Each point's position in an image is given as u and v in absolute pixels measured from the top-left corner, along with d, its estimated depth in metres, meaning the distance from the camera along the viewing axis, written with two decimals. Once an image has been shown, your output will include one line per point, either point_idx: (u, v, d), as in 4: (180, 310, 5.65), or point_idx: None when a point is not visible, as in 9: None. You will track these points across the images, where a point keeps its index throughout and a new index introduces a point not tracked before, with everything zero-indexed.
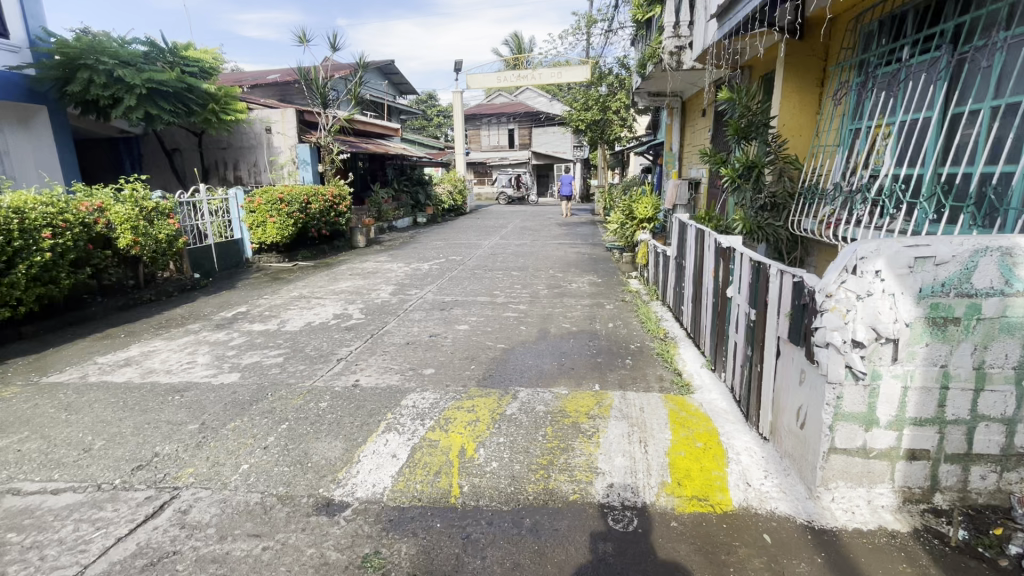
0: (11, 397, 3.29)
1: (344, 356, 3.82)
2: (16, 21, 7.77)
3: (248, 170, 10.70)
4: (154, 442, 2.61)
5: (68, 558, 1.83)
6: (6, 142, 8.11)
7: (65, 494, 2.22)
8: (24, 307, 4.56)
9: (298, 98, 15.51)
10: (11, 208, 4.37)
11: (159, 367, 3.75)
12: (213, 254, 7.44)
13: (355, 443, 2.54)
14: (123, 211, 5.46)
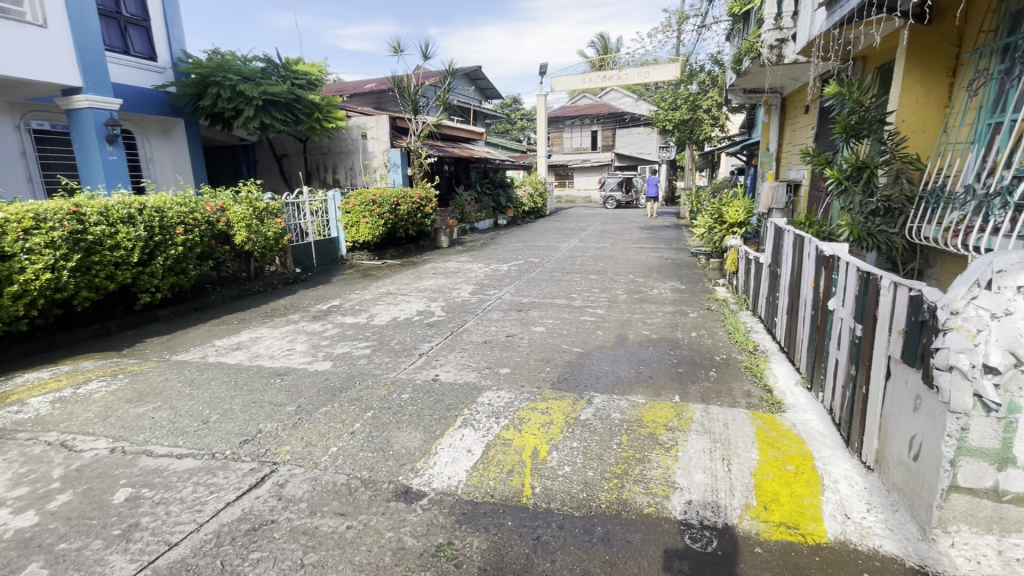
0: (148, 371, 3.80)
1: (425, 351, 3.99)
2: (162, 46, 9.05)
3: (345, 174, 11.52)
4: (259, 420, 2.89)
5: (188, 516, 2.08)
6: (151, 150, 9.44)
7: (186, 458, 2.52)
8: (160, 293, 5.24)
9: (392, 106, 16.43)
10: (153, 208, 5.07)
11: (265, 352, 4.15)
12: (312, 251, 8.09)
13: (433, 435, 2.65)
14: (240, 211, 6.12)
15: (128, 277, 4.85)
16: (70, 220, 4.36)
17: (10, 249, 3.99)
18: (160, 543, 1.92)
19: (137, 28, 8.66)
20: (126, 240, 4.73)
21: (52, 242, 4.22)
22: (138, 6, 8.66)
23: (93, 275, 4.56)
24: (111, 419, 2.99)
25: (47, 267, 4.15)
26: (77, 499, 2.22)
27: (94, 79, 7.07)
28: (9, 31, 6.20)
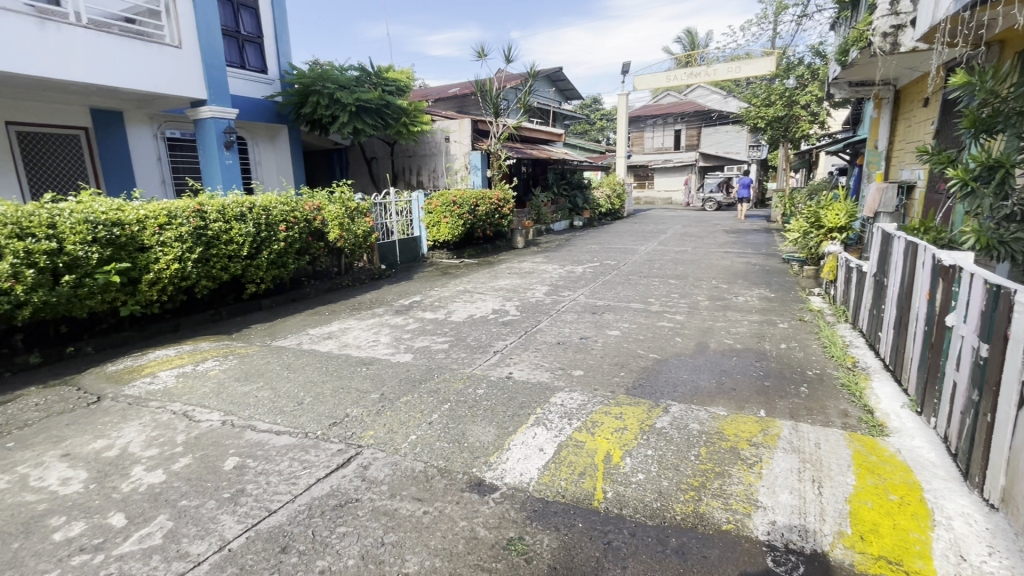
0: (253, 354, 4.22)
1: (499, 349, 4.07)
2: (272, 59, 9.96)
3: (428, 176, 12.03)
4: (347, 405, 3.11)
5: (285, 487, 2.28)
6: (259, 154, 10.42)
7: (283, 435, 2.77)
8: (264, 284, 5.78)
9: (474, 109, 16.91)
10: (261, 207, 5.61)
11: (352, 342, 4.44)
12: (396, 249, 8.52)
13: (507, 431, 2.70)
14: (335, 210, 6.60)
15: (239, 269, 5.40)
16: (194, 217, 4.94)
17: (147, 242, 4.60)
18: (262, 508, 2.13)
19: (251, 45, 9.63)
20: (238, 236, 5.28)
21: (180, 236, 4.81)
22: (254, 24, 9.63)
23: (211, 266, 5.14)
24: (223, 394, 3.36)
25: (175, 258, 4.74)
26: (196, 463, 2.52)
27: (216, 91, 7.92)
28: (154, 52, 7.13)
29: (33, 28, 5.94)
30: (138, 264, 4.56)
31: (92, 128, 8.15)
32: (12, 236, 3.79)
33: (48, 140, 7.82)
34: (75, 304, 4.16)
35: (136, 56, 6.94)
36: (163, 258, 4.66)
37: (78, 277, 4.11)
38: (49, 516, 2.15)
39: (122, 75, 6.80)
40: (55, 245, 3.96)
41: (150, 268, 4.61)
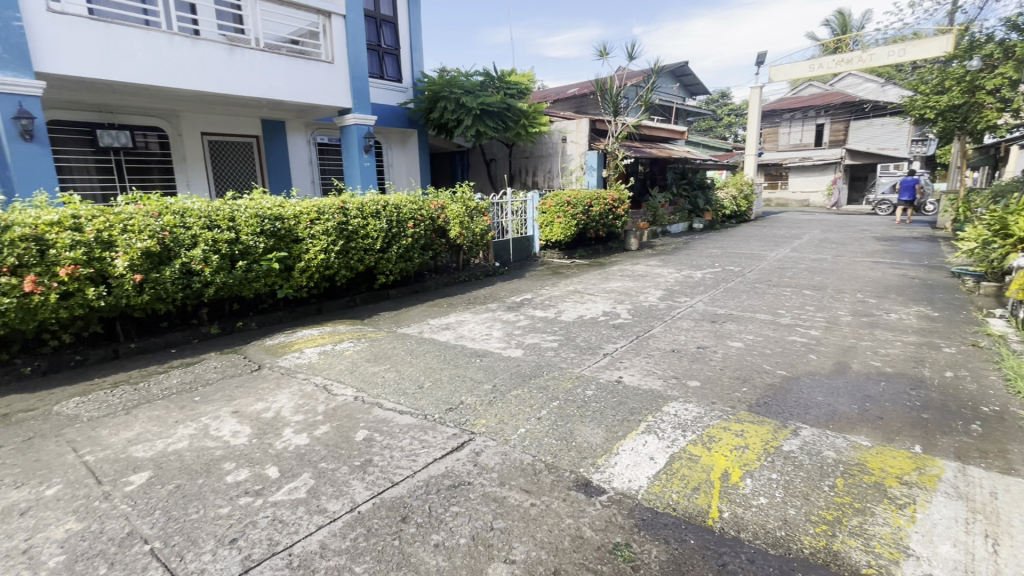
0: (381, 338, 4.64)
1: (609, 352, 4.01)
2: (407, 69, 10.81)
3: (543, 176, 12.21)
4: (461, 393, 3.29)
5: (406, 463, 2.48)
6: (392, 158, 11.44)
7: (406, 415, 3.01)
8: (392, 276, 6.31)
9: (592, 109, 16.82)
10: (393, 205, 6.14)
11: (468, 334, 4.68)
12: (510, 247, 8.77)
13: (616, 435, 2.66)
14: (456, 209, 6.99)
15: (372, 261, 5.96)
16: (339, 213, 5.56)
17: (301, 234, 5.27)
18: (386, 479, 2.35)
19: (390, 57, 10.58)
20: (373, 231, 5.85)
21: (327, 230, 5.44)
22: (393, 38, 10.57)
23: (350, 258, 5.73)
24: (356, 372, 3.75)
25: (322, 249, 5.37)
26: (333, 431, 2.85)
27: (360, 101, 8.81)
28: (312, 68, 8.13)
29: (224, 53, 7.11)
30: (293, 253, 5.25)
31: (261, 137, 9.50)
32: (204, 228, 4.59)
33: (230, 146, 9.30)
34: (246, 286, 4.92)
35: (299, 72, 7.97)
36: (313, 249, 5.31)
37: (248, 263, 4.87)
38: (223, 461, 2.58)
39: (288, 89, 7.86)
40: (233, 235, 4.71)
41: (302, 257, 5.28)
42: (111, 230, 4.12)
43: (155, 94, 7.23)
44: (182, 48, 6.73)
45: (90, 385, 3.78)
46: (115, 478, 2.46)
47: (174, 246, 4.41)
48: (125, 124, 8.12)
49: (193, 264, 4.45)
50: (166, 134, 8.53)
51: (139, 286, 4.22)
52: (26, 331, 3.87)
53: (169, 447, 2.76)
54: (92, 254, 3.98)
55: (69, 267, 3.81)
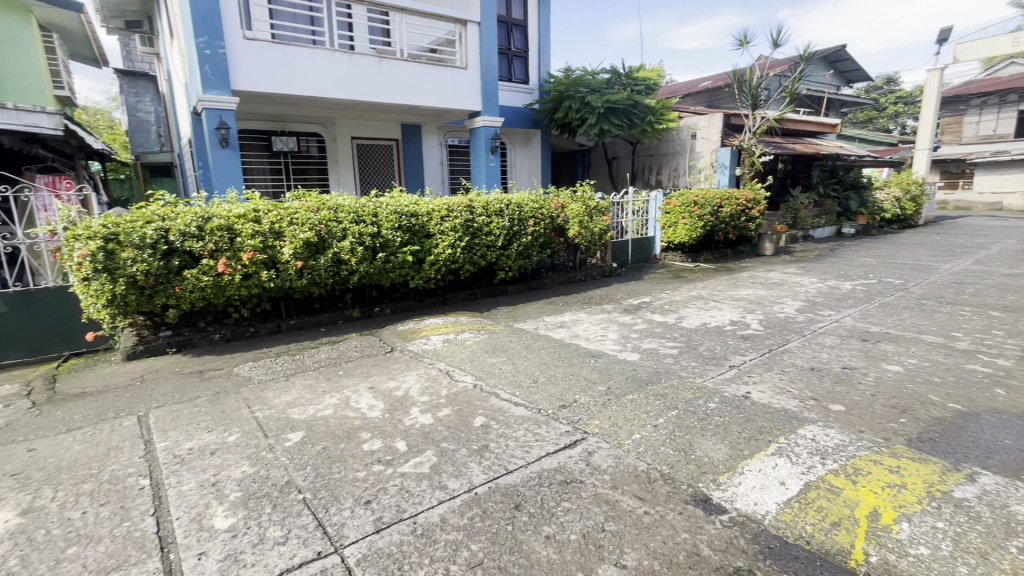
0: (499, 331, 4.83)
1: (736, 364, 3.74)
2: (534, 71, 11.04)
3: (669, 175, 11.71)
4: (575, 391, 3.30)
5: (520, 453, 2.56)
6: (514, 158, 11.77)
7: (521, 407, 3.11)
8: (512, 272, 6.52)
9: (726, 103, 15.72)
10: (516, 204, 6.35)
11: (583, 334, 4.67)
12: (630, 248, 8.55)
13: (740, 453, 2.48)
14: (577, 208, 7.01)
15: (494, 257, 6.21)
16: (466, 211, 5.90)
17: (432, 230, 5.69)
18: (501, 466, 2.45)
19: (519, 60, 10.90)
20: (496, 229, 6.11)
21: (455, 226, 5.79)
22: (522, 41, 10.88)
23: (474, 253, 6.02)
24: (475, 362, 3.95)
25: (449, 244, 5.73)
26: (455, 414, 3.04)
27: (489, 103, 9.20)
28: (448, 74, 8.68)
29: (374, 65, 7.90)
30: (425, 247, 5.67)
31: (400, 139, 10.37)
32: (352, 222, 5.16)
33: (374, 149, 10.31)
34: (384, 275, 5.43)
35: (436, 78, 8.56)
36: (442, 244, 5.69)
37: (387, 255, 5.37)
38: (361, 430, 2.89)
39: (426, 95, 8.49)
40: (375, 229, 5.24)
41: (432, 251, 5.68)
42: (282, 223, 4.81)
43: (318, 104, 8.28)
44: (341, 63, 7.61)
45: (260, 353, 4.47)
46: (278, 434, 2.89)
47: (328, 237, 5.02)
48: (293, 131, 9.39)
49: (342, 254, 5.03)
50: (324, 138, 9.72)
51: (300, 271, 4.88)
52: (217, 305, 4.69)
53: (318, 412, 3.17)
54: (267, 242, 4.70)
55: (250, 253, 4.56)
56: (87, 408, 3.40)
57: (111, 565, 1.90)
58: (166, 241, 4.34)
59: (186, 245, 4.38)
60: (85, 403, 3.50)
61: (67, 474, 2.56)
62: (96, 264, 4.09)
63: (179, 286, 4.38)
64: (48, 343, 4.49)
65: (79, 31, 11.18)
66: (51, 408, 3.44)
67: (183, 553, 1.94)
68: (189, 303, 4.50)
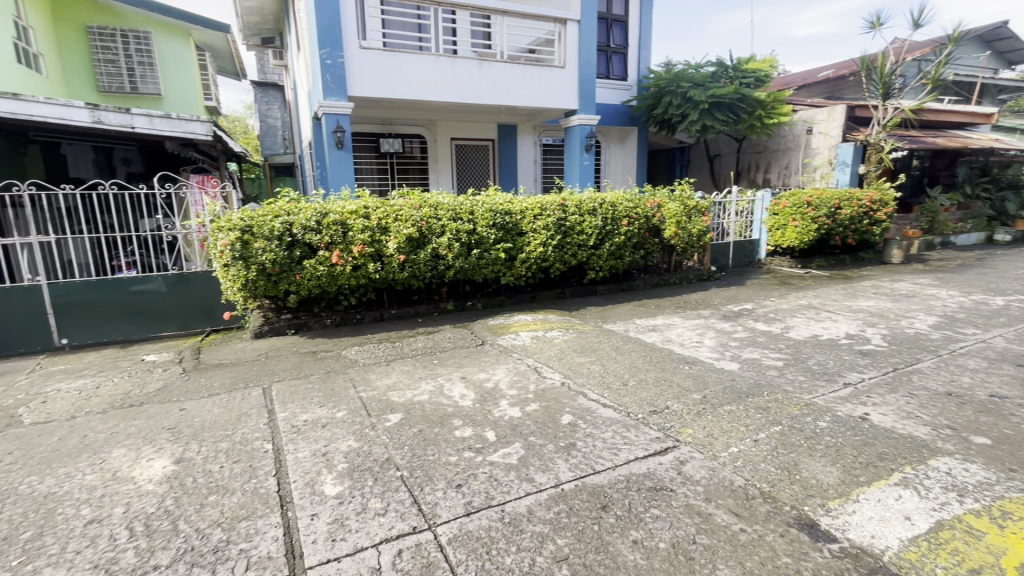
0: (588, 331, 4.79)
1: (852, 382, 3.38)
2: (633, 67, 10.76)
3: (778, 173, 10.87)
4: (667, 398, 3.19)
5: (608, 455, 2.53)
6: (609, 156, 11.57)
7: (609, 409, 3.07)
8: (602, 272, 6.43)
9: (849, 93, 14.20)
10: (610, 203, 6.26)
11: (676, 339, 4.49)
12: (731, 251, 8.04)
13: (855, 479, 2.25)
14: (674, 208, 6.74)
15: (585, 256, 6.16)
16: (559, 210, 5.93)
17: (525, 228, 5.78)
18: (588, 466, 2.44)
19: (617, 56, 10.69)
20: (588, 228, 6.07)
21: (547, 225, 5.84)
22: (622, 37, 10.65)
23: (565, 251, 6.02)
24: (563, 360, 3.97)
25: (541, 242, 5.79)
26: (542, 410, 3.09)
27: (586, 101, 9.12)
28: (546, 73, 8.73)
29: (474, 68, 8.18)
30: (517, 245, 5.77)
31: (496, 139, 10.66)
32: (450, 219, 5.40)
33: (471, 149, 10.67)
34: (477, 271, 5.60)
35: (534, 78, 8.65)
36: (534, 242, 5.76)
37: (480, 251, 5.54)
38: (453, 417, 3.03)
39: (524, 95, 8.62)
40: (471, 227, 5.44)
41: (524, 249, 5.77)
42: (388, 219, 5.17)
43: (422, 107, 8.75)
44: (444, 67, 7.97)
45: (364, 339, 4.84)
46: (379, 414, 3.12)
47: (428, 233, 5.30)
48: (399, 133, 10.01)
49: (440, 249, 5.29)
50: (426, 140, 10.25)
51: (401, 264, 5.21)
52: (330, 292, 5.15)
53: (415, 397, 3.37)
54: (374, 237, 5.07)
55: (360, 246, 4.95)
56: (223, 378, 3.91)
57: (242, 514, 2.18)
58: (290, 234, 4.85)
59: (306, 237, 4.86)
60: (221, 373, 4.03)
61: (209, 433, 2.97)
62: (235, 253, 4.67)
63: (299, 274, 4.87)
64: (197, 319, 5.23)
65: (225, 49, 12.77)
66: (197, 375, 3.99)
67: (299, 512, 2.17)
68: (306, 290, 4.98)
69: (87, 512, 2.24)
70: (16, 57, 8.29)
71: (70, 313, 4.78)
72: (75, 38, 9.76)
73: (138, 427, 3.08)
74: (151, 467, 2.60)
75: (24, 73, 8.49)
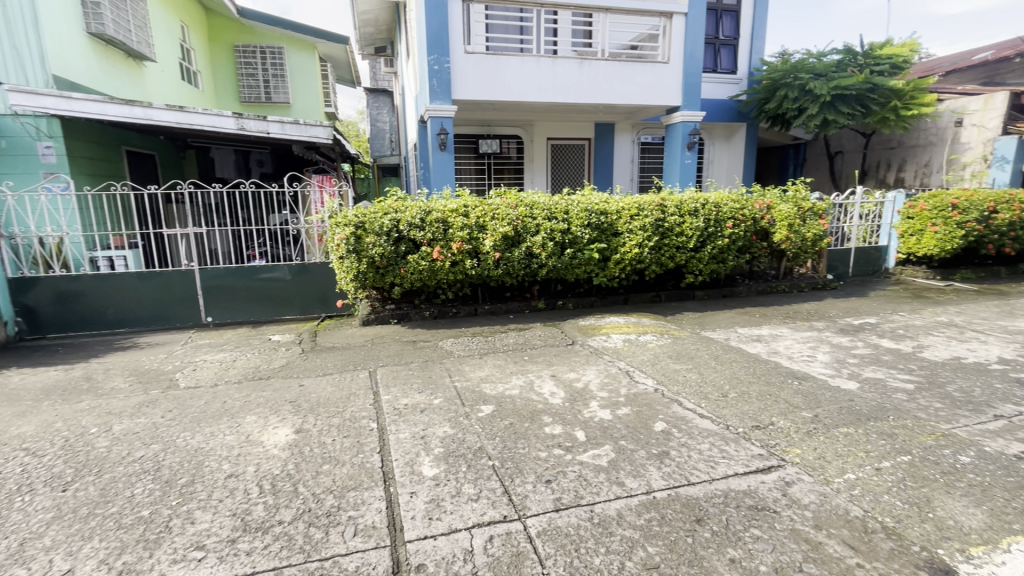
0: (685, 338, 4.59)
1: (1005, 414, 2.91)
2: (744, 58, 10.07)
3: (915, 171, 9.63)
4: (772, 413, 2.98)
5: (704, 467, 2.43)
6: (712, 154, 10.88)
7: (706, 419, 2.93)
8: (702, 277, 6.10)
9: (1013, 78, 12.14)
10: (713, 204, 5.96)
11: (783, 351, 4.17)
12: (852, 259, 7.26)
13: (1006, 526, 1.95)
14: (787, 210, 6.24)
15: (684, 259, 5.90)
16: (657, 211, 5.75)
17: (620, 229, 5.67)
18: (682, 476, 2.35)
19: (727, 48, 10.06)
20: (689, 229, 5.81)
21: (644, 226, 5.68)
22: (733, 28, 10.01)
23: (662, 254, 5.81)
24: (657, 366, 3.84)
25: (637, 243, 5.64)
26: (634, 415, 3.02)
27: (690, 97, 8.72)
28: (648, 70, 8.48)
29: (574, 67, 8.16)
30: (612, 245, 5.68)
31: (593, 139, 10.55)
32: (545, 219, 5.46)
33: (567, 149, 10.67)
34: (570, 271, 5.60)
35: (636, 75, 8.44)
36: (629, 243, 5.63)
37: (574, 251, 5.53)
38: (544, 413, 3.08)
39: (624, 93, 8.45)
40: (566, 226, 5.45)
41: (619, 250, 5.66)
42: (485, 217, 5.35)
43: (521, 108, 8.92)
44: (544, 67, 8.05)
45: (459, 332, 5.05)
46: (472, 404, 3.25)
47: (523, 232, 5.40)
48: (497, 134, 10.28)
49: (534, 248, 5.37)
50: (523, 140, 10.40)
51: (497, 262, 5.36)
52: (430, 286, 5.43)
53: (507, 390, 3.47)
54: (472, 234, 5.27)
55: (459, 243, 5.18)
56: (335, 360, 4.30)
57: (351, 485, 2.39)
58: (397, 230, 5.19)
59: (411, 234, 5.18)
60: (334, 355, 4.44)
61: (324, 408, 3.29)
62: (349, 246, 5.10)
63: (403, 268, 5.20)
64: (313, 306, 5.79)
65: (343, 60, 13.93)
66: (314, 356, 4.43)
67: (400, 489, 2.34)
68: (409, 283, 5.31)
69: (227, 467, 2.60)
70: (180, 75, 9.75)
71: (215, 295, 5.53)
72: (225, 56, 11.37)
73: (266, 398, 3.49)
74: (276, 434, 2.94)
75: (185, 88, 9.94)
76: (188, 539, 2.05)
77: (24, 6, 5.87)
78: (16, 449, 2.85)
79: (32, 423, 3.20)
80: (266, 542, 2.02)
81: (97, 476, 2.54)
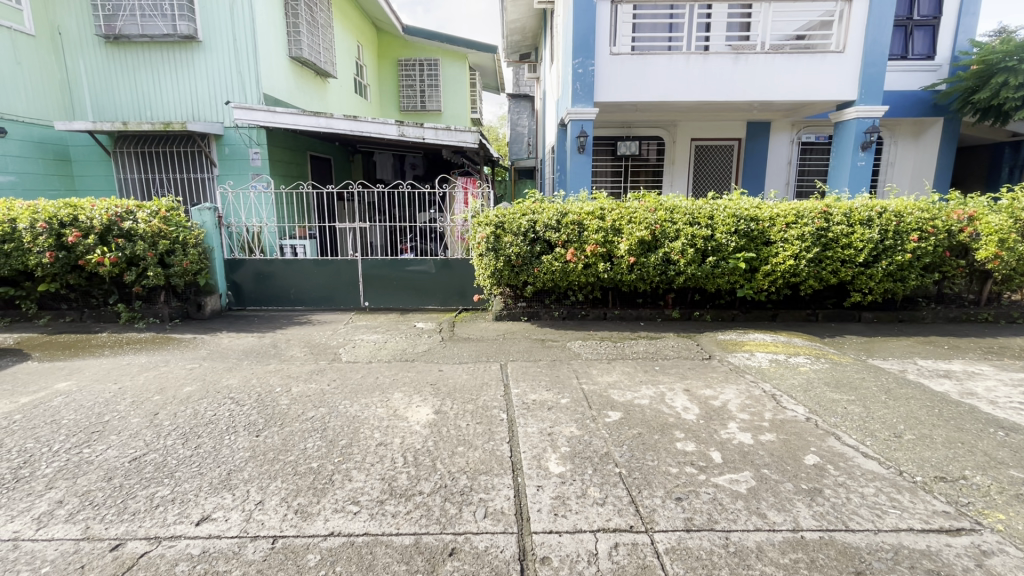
0: (847, 364, 4.03)
1: None
2: (946, 40, 8.47)
3: None
4: (964, 465, 2.49)
5: (867, 515, 2.11)
6: (894, 154, 9.50)
7: (872, 460, 2.55)
8: (872, 296, 5.29)
9: None
10: (894, 213, 5.15)
11: (983, 394, 3.42)
12: None
13: None
14: (998, 221, 5.10)
15: (850, 275, 5.16)
16: (820, 218, 5.14)
17: (773, 237, 5.17)
18: (840, 520, 2.08)
19: (923, 29, 8.55)
20: (859, 241, 5.08)
21: (803, 234, 5.12)
22: (934, 6, 8.45)
23: (822, 268, 5.16)
24: (811, 393, 3.42)
25: (792, 255, 5.09)
26: (780, 443, 2.74)
27: (871, 89, 7.58)
28: (817, 61, 7.57)
29: (728, 63, 7.60)
30: (762, 255, 5.18)
31: (744, 139, 9.74)
32: (687, 223, 5.20)
33: (714, 150, 9.99)
34: (710, 280, 5.23)
35: (800, 67, 7.59)
36: (783, 253, 5.10)
37: (717, 259, 5.17)
38: (675, 428, 2.94)
39: (786, 89, 7.66)
40: (709, 232, 5.13)
41: (770, 260, 5.15)
42: (622, 220, 5.26)
43: (665, 108, 8.57)
44: (694, 64, 7.64)
45: (587, 334, 5.06)
46: (599, 409, 3.23)
47: (661, 237, 5.19)
48: (637, 136, 10.03)
49: (672, 254, 5.12)
50: (664, 141, 10.00)
51: (630, 266, 5.23)
52: (561, 287, 5.48)
53: (636, 399, 3.38)
54: (607, 237, 5.20)
55: (593, 245, 5.16)
56: (470, 350, 4.59)
57: (483, 469, 2.53)
58: (533, 230, 5.37)
59: (547, 235, 5.31)
60: (469, 345, 4.75)
61: (461, 394, 3.53)
62: (488, 245, 5.39)
63: (537, 268, 5.33)
64: (453, 299, 6.24)
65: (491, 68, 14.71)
66: (451, 344, 4.79)
67: (527, 480, 2.42)
68: (541, 283, 5.42)
69: (378, 436, 2.93)
70: (354, 88, 11.16)
71: (373, 283, 6.23)
72: (391, 70, 12.74)
73: (410, 378, 3.86)
74: (418, 412, 3.24)
75: (357, 100, 11.36)
76: (346, 493, 2.36)
77: (249, 38, 7.24)
78: (226, 397, 3.54)
79: (236, 377, 3.95)
80: (408, 507, 2.24)
81: (281, 428, 3.05)
